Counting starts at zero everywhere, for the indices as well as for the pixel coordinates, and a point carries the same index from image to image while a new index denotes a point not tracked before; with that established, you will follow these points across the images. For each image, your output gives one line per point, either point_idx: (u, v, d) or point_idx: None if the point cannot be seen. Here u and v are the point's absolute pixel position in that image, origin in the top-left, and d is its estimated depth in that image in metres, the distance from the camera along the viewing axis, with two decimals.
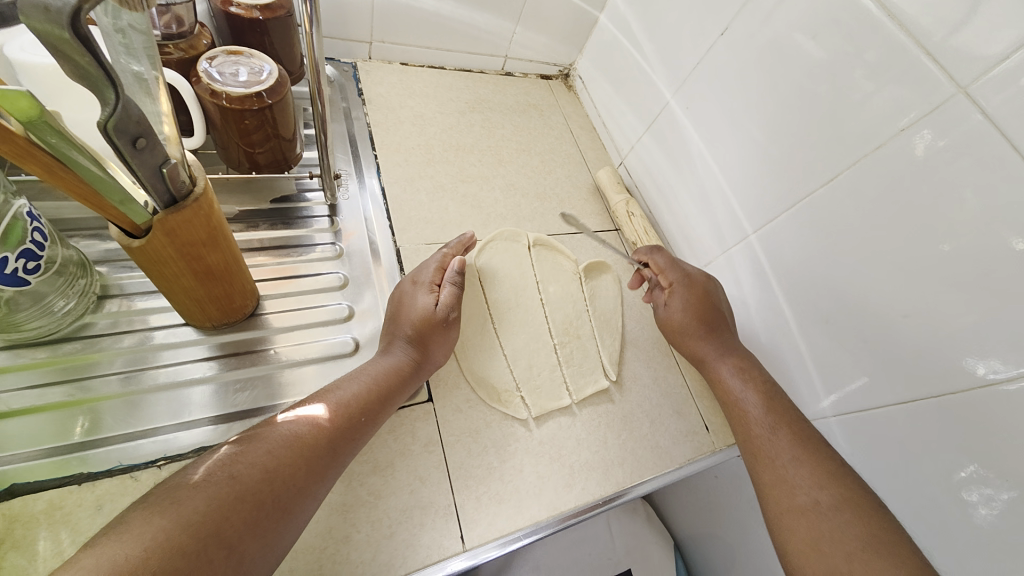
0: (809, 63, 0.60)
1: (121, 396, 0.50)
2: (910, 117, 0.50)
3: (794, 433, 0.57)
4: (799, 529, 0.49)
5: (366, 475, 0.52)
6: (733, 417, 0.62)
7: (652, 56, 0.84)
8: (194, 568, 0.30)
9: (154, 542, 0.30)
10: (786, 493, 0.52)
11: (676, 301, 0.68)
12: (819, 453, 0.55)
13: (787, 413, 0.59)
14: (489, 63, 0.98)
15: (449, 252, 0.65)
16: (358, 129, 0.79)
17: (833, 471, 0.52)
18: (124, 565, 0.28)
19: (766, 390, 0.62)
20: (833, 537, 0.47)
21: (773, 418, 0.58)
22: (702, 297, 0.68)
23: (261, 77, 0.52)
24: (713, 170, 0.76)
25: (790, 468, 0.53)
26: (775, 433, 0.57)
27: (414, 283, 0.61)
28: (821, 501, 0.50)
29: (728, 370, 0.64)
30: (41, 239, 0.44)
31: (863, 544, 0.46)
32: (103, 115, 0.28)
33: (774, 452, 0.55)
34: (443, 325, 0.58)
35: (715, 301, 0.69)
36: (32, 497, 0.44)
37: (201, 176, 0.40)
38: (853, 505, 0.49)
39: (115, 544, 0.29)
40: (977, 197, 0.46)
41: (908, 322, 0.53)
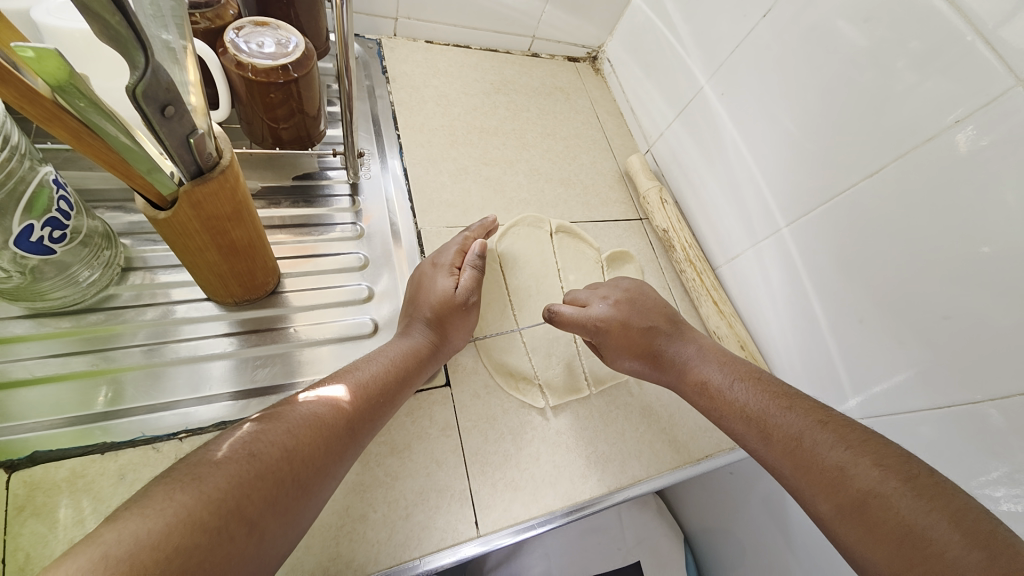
0: (851, 50, 0.57)
1: (144, 367, 0.50)
2: (959, 111, 0.48)
3: (756, 381, 0.52)
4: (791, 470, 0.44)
5: (383, 456, 0.52)
6: (698, 395, 0.55)
7: (686, 39, 0.81)
8: (218, 544, 0.30)
9: (177, 517, 0.29)
10: (775, 443, 0.46)
11: (604, 307, 0.60)
12: (789, 394, 0.49)
13: (743, 367, 0.54)
14: (516, 43, 0.95)
15: (470, 235, 0.64)
16: (382, 107, 0.78)
17: (796, 402, 0.48)
18: (149, 540, 0.27)
19: (717, 353, 0.57)
20: (845, 477, 0.40)
21: (730, 372, 0.54)
22: (634, 301, 0.61)
23: (288, 49, 0.51)
24: (746, 160, 0.73)
25: (772, 414, 0.48)
26: (739, 387, 0.52)
27: (433, 265, 0.60)
28: (812, 438, 0.44)
29: (685, 351, 0.58)
30: (68, 208, 0.44)
31: (878, 478, 0.39)
32: (132, 79, 0.27)
33: (746, 406, 0.50)
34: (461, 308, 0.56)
35: (654, 301, 0.63)
36: (55, 464, 0.45)
37: (227, 149, 0.39)
38: (846, 437, 0.43)
39: (139, 518, 0.28)
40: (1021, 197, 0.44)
41: (949, 324, 0.50)
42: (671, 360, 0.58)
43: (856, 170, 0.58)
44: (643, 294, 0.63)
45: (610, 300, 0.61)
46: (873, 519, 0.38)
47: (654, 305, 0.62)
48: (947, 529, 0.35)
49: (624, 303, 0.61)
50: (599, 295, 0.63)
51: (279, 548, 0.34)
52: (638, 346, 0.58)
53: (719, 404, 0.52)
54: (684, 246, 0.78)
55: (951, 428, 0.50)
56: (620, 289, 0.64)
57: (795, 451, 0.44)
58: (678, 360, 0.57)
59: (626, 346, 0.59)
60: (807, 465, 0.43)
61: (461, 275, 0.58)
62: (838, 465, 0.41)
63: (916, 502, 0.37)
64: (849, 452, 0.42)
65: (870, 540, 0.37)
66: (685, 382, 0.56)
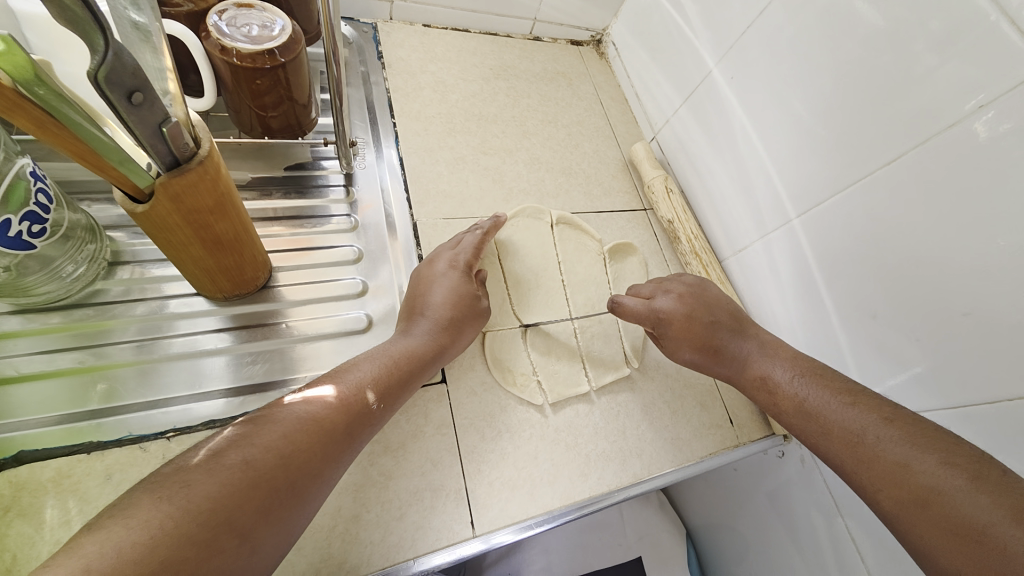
0: (867, 31, 0.54)
1: (135, 364, 0.49)
2: (980, 97, 0.45)
3: (820, 376, 0.50)
4: (854, 466, 0.42)
5: (377, 455, 0.51)
6: (761, 393, 0.54)
7: (694, 20, 0.77)
8: (205, 558, 0.27)
9: (162, 530, 0.27)
10: (835, 439, 0.44)
11: (667, 300, 0.60)
12: (853, 390, 0.47)
13: (805, 362, 0.52)
14: (517, 27, 0.92)
15: (484, 235, 0.62)
16: (377, 95, 0.75)
17: (858, 397, 0.46)
18: (130, 556, 0.25)
19: (781, 348, 0.55)
20: (903, 471, 0.39)
21: (791, 368, 0.52)
22: (697, 294, 0.60)
23: (273, 32, 0.49)
24: (756, 148, 0.70)
25: (833, 410, 0.46)
26: (799, 382, 0.50)
27: (450, 266, 0.58)
28: (874, 433, 0.42)
29: (747, 346, 0.56)
30: (46, 201, 0.43)
31: (943, 474, 0.37)
32: (92, 63, 0.25)
33: (808, 401, 0.48)
34: (466, 315, 0.56)
35: (717, 296, 0.61)
36: (40, 464, 0.44)
37: (207, 138, 0.37)
38: (911, 434, 0.41)
39: (122, 529, 0.26)
40: None
41: (968, 321, 0.47)
42: (729, 355, 0.56)
43: (871, 158, 0.55)
44: (705, 289, 0.62)
45: (673, 294, 0.61)
46: (932, 512, 0.36)
47: (719, 300, 0.60)
48: (1007, 523, 0.33)
49: (683, 295, 0.60)
50: (660, 289, 0.63)
51: (272, 557, 0.32)
52: (697, 337, 0.57)
53: (780, 400, 0.51)
54: (690, 237, 0.75)
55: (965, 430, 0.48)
56: (684, 283, 0.63)
57: (855, 447, 0.42)
58: (738, 356, 0.56)
59: (683, 338, 0.58)
60: (867, 460, 0.41)
61: (468, 281, 0.57)
62: (899, 461, 0.39)
63: (979, 497, 0.35)
64: (912, 447, 0.40)
65: (931, 536, 0.36)
66: (745, 377, 0.55)
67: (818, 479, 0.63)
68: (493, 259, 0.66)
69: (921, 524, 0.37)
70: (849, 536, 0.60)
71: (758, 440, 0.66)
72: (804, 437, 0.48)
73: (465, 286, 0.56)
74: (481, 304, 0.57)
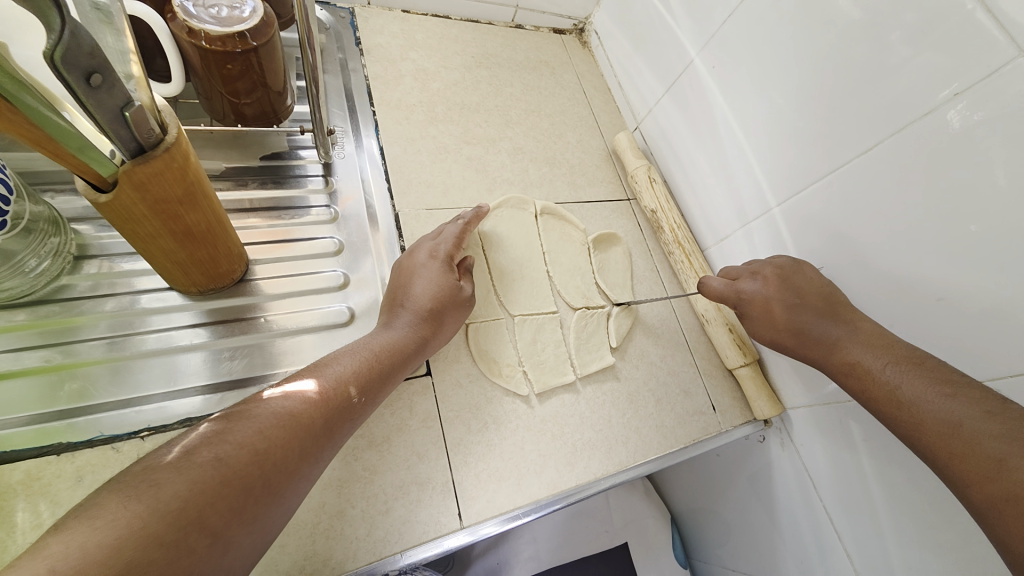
0: (846, 19, 0.54)
1: (105, 362, 0.47)
2: (953, 86, 0.46)
3: (918, 364, 0.44)
4: (947, 459, 0.40)
5: (361, 449, 0.50)
6: (845, 380, 0.50)
7: (677, 8, 0.77)
8: (174, 559, 0.27)
9: (130, 530, 0.26)
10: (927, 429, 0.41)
11: (753, 283, 0.59)
12: (955, 381, 0.42)
13: (902, 349, 0.46)
14: (499, 14, 0.91)
15: (466, 226, 0.61)
16: (356, 82, 0.73)
17: (961, 388, 0.41)
18: (93, 557, 0.24)
19: (873, 331, 0.49)
20: (1000, 468, 0.36)
21: (880, 356, 0.47)
22: (786, 276, 0.57)
23: (243, 14, 0.46)
24: (738, 137, 0.70)
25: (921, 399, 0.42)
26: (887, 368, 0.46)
27: (430, 256, 0.57)
28: (972, 425, 0.39)
29: (836, 330, 0.51)
30: (6, 192, 0.40)
31: None
32: (47, 43, 0.24)
33: (893, 387, 0.45)
34: (450, 307, 0.55)
35: (812, 276, 0.56)
36: (9, 466, 0.42)
37: (174, 124, 0.36)
38: (1015, 430, 0.37)
39: (86, 530, 0.25)
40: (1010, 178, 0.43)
41: (942, 306, 0.49)
42: (813, 340, 0.52)
43: (851, 147, 0.56)
44: (800, 269, 0.57)
45: (759, 276, 0.59)
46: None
47: (811, 281, 0.55)
48: None
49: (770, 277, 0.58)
50: (749, 270, 0.61)
51: (246, 557, 0.31)
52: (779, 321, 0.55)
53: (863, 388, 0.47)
54: (673, 227, 0.76)
55: None
56: (774, 263, 0.59)
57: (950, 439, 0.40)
58: (824, 339, 0.51)
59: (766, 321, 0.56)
60: (962, 456, 0.38)
61: (451, 272, 0.56)
62: (996, 458, 0.37)
63: None
64: (1013, 443, 0.36)
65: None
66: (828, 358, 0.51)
67: (798, 462, 0.65)
68: (479, 252, 0.65)
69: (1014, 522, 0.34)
70: (827, 517, 0.61)
71: (740, 426, 0.67)
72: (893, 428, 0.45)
73: (447, 277, 0.55)
74: (465, 296, 0.57)
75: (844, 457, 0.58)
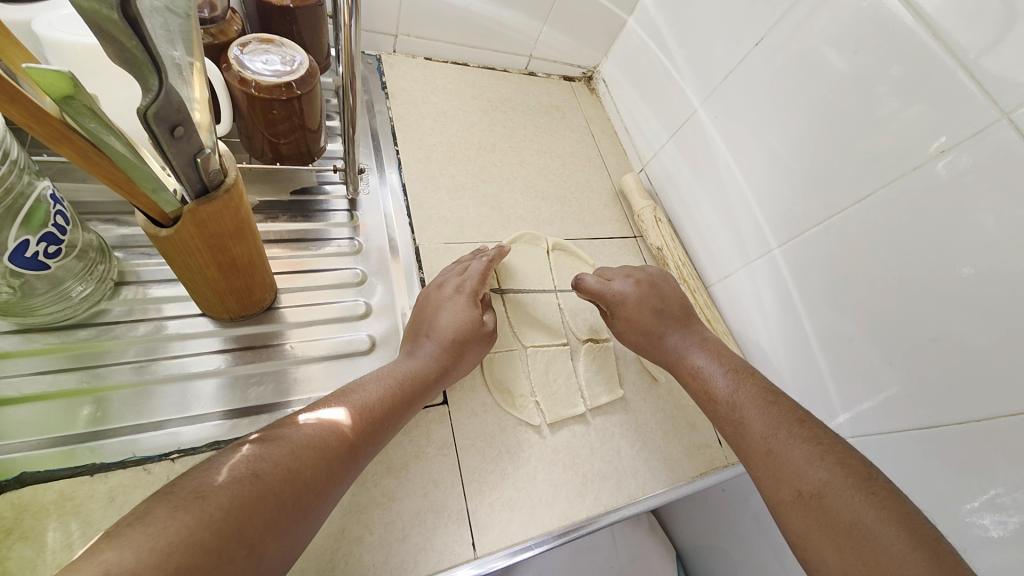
0: (836, 77, 0.60)
1: (134, 385, 0.49)
2: (945, 139, 0.50)
3: (746, 378, 0.56)
4: (761, 461, 0.48)
5: (380, 476, 0.51)
6: (686, 379, 0.60)
7: (681, 62, 0.83)
8: (216, 566, 0.29)
9: (179, 536, 0.29)
10: (776, 493, 0.46)
11: (624, 284, 0.66)
12: (777, 398, 0.53)
13: (735, 363, 0.59)
14: (514, 62, 0.97)
15: (490, 263, 0.64)
16: (380, 123, 0.78)
17: (796, 415, 0.50)
18: (149, 560, 0.27)
19: (716, 348, 0.61)
20: (802, 471, 0.45)
21: (770, 410, 0.51)
22: (654, 284, 0.67)
23: (292, 66, 0.51)
24: (739, 180, 0.75)
25: (785, 445, 0.47)
26: (763, 412, 0.51)
27: (457, 291, 0.60)
28: (783, 432, 0.48)
29: (685, 341, 0.63)
30: (63, 223, 0.43)
31: (832, 475, 0.43)
32: (145, 101, 0.27)
33: (766, 432, 0.49)
34: (478, 339, 0.58)
35: (673, 289, 0.67)
36: (42, 487, 0.43)
37: (232, 167, 0.39)
38: (816, 437, 0.47)
39: (142, 536, 0.28)
40: (996, 222, 0.46)
41: (937, 346, 0.51)
42: (666, 348, 0.63)
43: (846, 196, 0.60)
44: (664, 280, 0.68)
45: (631, 278, 0.68)
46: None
47: (672, 293, 0.67)
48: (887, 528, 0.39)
49: (635, 306, 0.64)
50: (622, 273, 0.69)
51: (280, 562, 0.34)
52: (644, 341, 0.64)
53: (714, 408, 0.56)
54: (677, 264, 0.79)
55: (936, 447, 0.51)
56: (646, 272, 0.69)
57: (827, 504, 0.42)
58: (676, 348, 0.62)
59: (632, 322, 0.64)
60: (783, 453, 0.47)
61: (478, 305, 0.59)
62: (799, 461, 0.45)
63: (866, 502, 0.41)
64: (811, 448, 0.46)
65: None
66: (678, 366, 0.61)
67: None
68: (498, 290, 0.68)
69: (807, 519, 0.42)
70: None
71: None
72: (727, 435, 0.54)
73: (472, 312, 0.58)
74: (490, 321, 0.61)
75: None
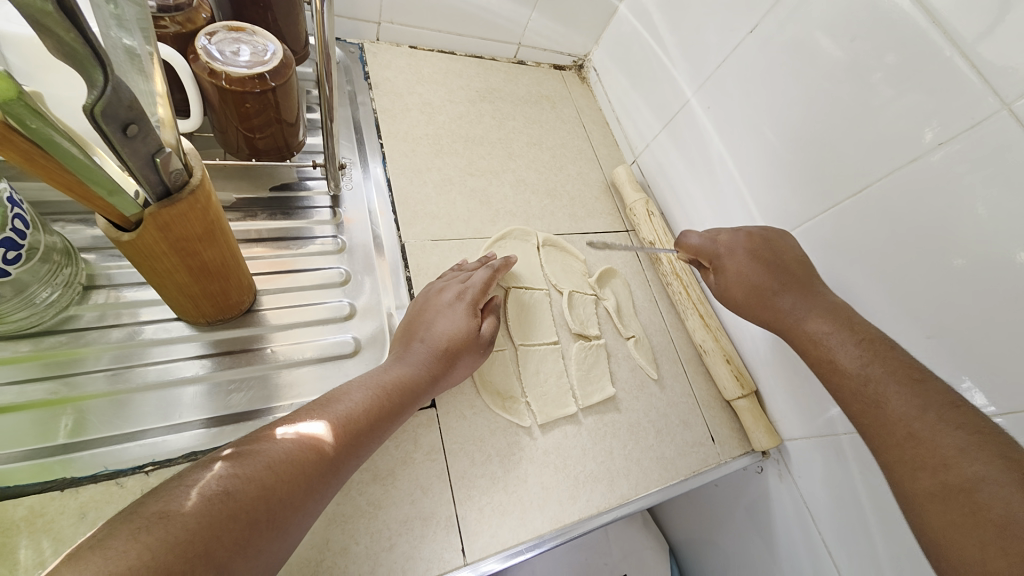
0: (831, 64, 0.58)
1: (108, 395, 0.47)
2: (942, 128, 0.48)
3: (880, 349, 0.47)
4: (895, 447, 0.42)
5: (365, 483, 0.50)
6: (805, 347, 0.53)
7: (673, 49, 0.81)
8: None
9: (139, 560, 0.27)
10: (912, 482, 0.40)
11: (735, 237, 0.61)
12: (922, 377, 0.44)
13: (863, 330, 0.50)
14: (502, 51, 0.94)
15: (495, 272, 0.63)
16: (363, 115, 0.75)
17: (949, 401, 0.42)
18: None
19: (844, 314, 0.52)
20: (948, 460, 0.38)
21: (915, 391, 0.43)
22: (765, 240, 0.60)
23: (264, 57, 0.48)
24: (732, 173, 0.73)
25: (918, 435, 0.40)
26: (899, 393, 0.43)
27: (457, 298, 0.59)
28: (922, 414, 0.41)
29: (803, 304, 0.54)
30: (23, 227, 0.41)
31: (985, 466, 0.36)
32: (89, 98, 0.25)
33: (902, 414, 0.42)
34: (477, 348, 0.57)
35: (788, 249, 0.59)
36: (12, 502, 0.41)
37: (198, 166, 0.37)
38: (968, 426, 0.39)
39: (99, 559, 0.27)
40: (990, 211, 0.45)
41: (931, 344, 0.50)
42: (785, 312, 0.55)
43: (842, 189, 0.58)
44: (778, 238, 0.61)
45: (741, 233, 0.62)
46: None
47: (788, 251, 0.59)
48: None
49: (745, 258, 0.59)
50: (728, 229, 0.64)
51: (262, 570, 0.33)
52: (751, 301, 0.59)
53: (840, 381, 0.49)
54: (671, 259, 0.78)
55: None
56: (757, 228, 0.62)
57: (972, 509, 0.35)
58: (790, 310, 0.55)
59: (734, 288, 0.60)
60: (922, 442, 0.40)
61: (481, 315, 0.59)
62: (944, 447, 0.39)
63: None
64: (960, 437, 0.39)
65: None
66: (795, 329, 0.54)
67: (796, 493, 0.64)
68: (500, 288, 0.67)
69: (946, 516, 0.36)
70: (825, 550, 0.61)
71: (738, 457, 0.67)
72: (851, 408, 0.47)
73: (470, 322, 0.57)
74: (492, 334, 0.60)
75: (843, 489, 0.59)
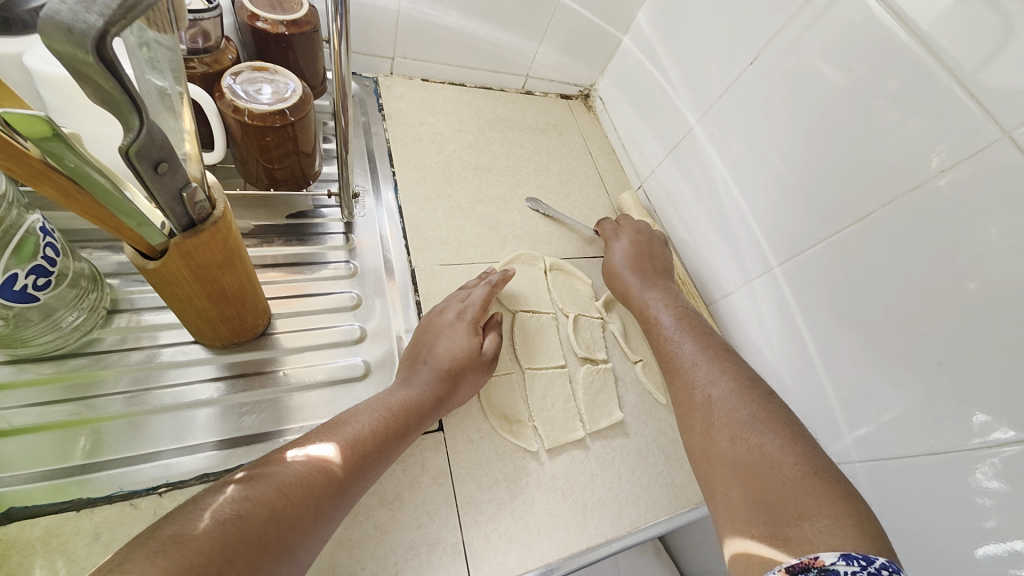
0: (833, 91, 0.59)
1: (126, 416, 0.48)
2: (946, 154, 0.49)
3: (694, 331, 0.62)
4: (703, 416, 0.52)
5: (372, 508, 0.50)
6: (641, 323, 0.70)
7: (676, 80, 0.83)
8: None
9: None
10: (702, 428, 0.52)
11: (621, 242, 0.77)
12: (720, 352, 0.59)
13: (692, 315, 0.65)
14: (510, 82, 0.98)
15: (493, 288, 0.64)
16: (377, 144, 0.78)
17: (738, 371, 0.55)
18: None
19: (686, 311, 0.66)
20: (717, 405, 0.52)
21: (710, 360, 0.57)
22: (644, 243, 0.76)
23: (285, 94, 0.51)
24: (737, 198, 0.74)
25: (722, 416, 0.51)
26: (713, 380, 0.55)
27: (458, 317, 0.60)
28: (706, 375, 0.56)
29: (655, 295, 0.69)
30: (54, 254, 0.43)
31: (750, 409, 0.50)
32: (125, 140, 0.27)
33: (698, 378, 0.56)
34: (480, 367, 0.58)
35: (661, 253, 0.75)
36: (29, 522, 0.42)
37: (221, 198, 0.39)
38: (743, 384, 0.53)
39: None
40: (1001, 235, 0.45)
41: (944, 370, 0.50)
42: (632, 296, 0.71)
43: (847, 213, 0.59)
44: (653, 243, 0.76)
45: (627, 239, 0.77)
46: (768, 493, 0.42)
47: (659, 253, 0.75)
48: (776, 452, 0.45)
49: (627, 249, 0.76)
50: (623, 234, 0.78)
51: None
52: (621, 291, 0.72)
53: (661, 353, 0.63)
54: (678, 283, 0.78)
55: (948, 472, 0.49)
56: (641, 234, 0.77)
57: (758, 471, 0.44)
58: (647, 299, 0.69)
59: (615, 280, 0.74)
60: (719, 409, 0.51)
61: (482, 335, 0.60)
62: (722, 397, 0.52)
63: (765, 427, 0.47)
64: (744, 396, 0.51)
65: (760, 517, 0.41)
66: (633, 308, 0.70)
67: None
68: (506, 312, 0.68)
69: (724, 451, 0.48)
70: None
71: None
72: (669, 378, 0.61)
73: (471, 340, 0.58)
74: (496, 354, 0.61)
75: None
